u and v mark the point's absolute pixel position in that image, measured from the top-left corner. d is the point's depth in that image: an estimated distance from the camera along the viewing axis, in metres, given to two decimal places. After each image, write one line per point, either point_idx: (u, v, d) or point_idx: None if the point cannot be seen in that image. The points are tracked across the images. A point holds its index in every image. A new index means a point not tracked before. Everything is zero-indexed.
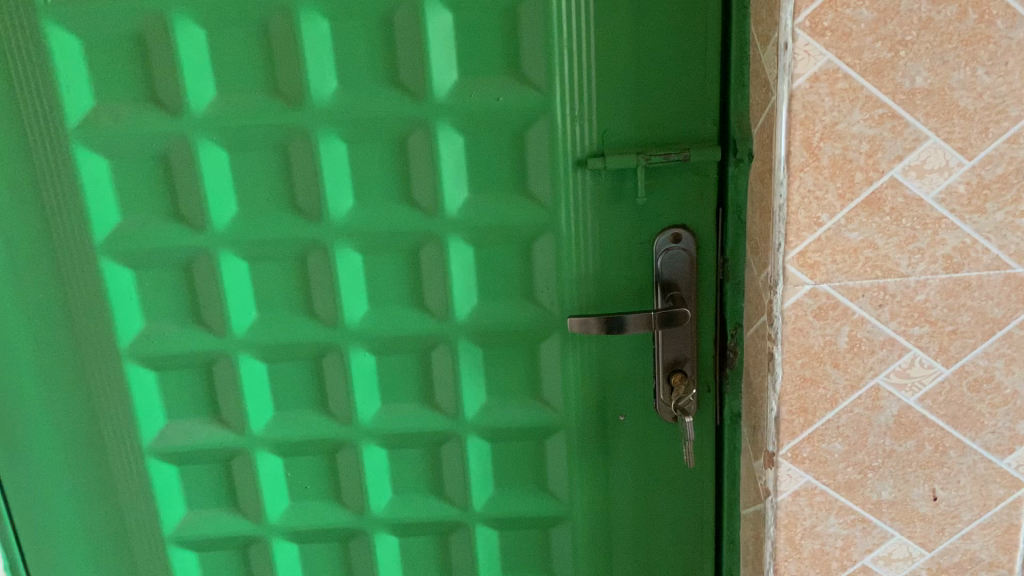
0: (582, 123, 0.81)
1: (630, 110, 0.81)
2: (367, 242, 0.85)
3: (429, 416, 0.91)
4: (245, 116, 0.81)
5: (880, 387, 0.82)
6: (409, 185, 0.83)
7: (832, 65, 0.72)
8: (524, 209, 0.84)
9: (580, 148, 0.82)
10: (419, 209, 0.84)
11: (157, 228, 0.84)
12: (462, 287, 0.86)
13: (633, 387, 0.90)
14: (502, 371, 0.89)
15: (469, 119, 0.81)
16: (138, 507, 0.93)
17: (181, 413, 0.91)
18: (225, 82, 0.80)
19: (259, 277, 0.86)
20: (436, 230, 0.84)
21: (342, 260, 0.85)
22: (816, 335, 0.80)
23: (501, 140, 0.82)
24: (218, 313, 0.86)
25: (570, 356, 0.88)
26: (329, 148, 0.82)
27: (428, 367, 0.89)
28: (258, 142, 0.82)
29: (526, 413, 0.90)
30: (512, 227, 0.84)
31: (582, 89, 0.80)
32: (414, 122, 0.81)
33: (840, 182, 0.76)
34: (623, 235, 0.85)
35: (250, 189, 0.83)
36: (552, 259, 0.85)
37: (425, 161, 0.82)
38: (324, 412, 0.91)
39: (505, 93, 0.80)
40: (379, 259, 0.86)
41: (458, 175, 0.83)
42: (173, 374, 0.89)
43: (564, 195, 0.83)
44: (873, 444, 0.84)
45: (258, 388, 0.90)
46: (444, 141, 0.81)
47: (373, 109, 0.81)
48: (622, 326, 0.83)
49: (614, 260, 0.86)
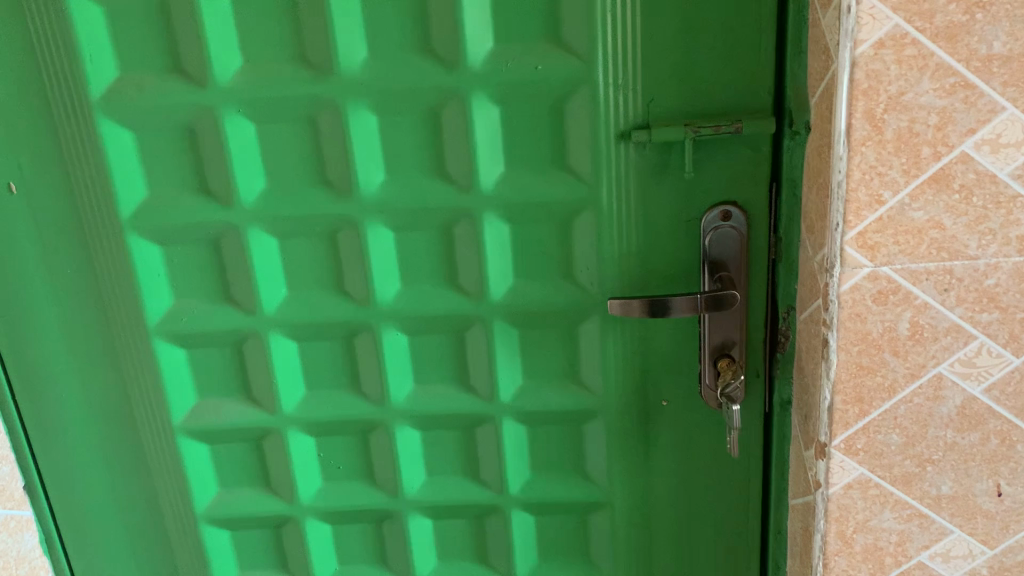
0: (626, 93, 0.76)
1: (678, 78, 0.76)
2: (399, 218, 0.81)
3: (463, 398, 0.87)
4: (272, 87, 0.77)
5: (943, 377, 0.77)
6: (443, 159, 0.79)
7: (900, 29, 0.67)
8: (564, 185, 0.79)
9: (624, 119, 0.77)
10: (454, 184, 0.80)
11: (185, 203, 0.82)
12: (497, 266, 0.82)
13: (678, 371, 0.86)
14: (540, 354, 0.86)
15: (505, 90, 0.76)
16: (170, 484, 0.92)
17: (212, 391, 0.89)
18: (252, 52, 0.77)
19: (288, 254, 0.83)
20: (471, 207, 0.80)
21: (373, 236, 0.82)
22: (874, 322, 0.75)
23: (540, 112, 0.78)
24: (247, 290, 0.84)
25: (611, 339, 0.84)
26: (360, 120, 0.78)
27: (463, 348, 0.86)
28: (286, 114, 0.78)
29: (564, 397, 0.87)
30: (551, 204, 0.80)
31: (626, 57, 0.75)
32: (447, 92, 0.77)
33: (905, 157, 0.70)
34: (668, 213, 0.80)
35: (278, 163, 0.80)
36: (592, 237, 0.81)
37: (460, 134, 0.78)
38: (357, 393, 0.88)
39: (544, 61, 0.75)
40: (412, 236, 0.82)
41: (494, 149, 0.79)
42: (203, 352, 0.87)
43: (607, 169, 0.78)
44: (933, 436, 0.79)
45: (290, 366, 0.87)
46: (479, 112, 0.77)
47: (406, 79, 0.76)
48: (667, 310, 0.78)
49: (658, 239, 0.81)
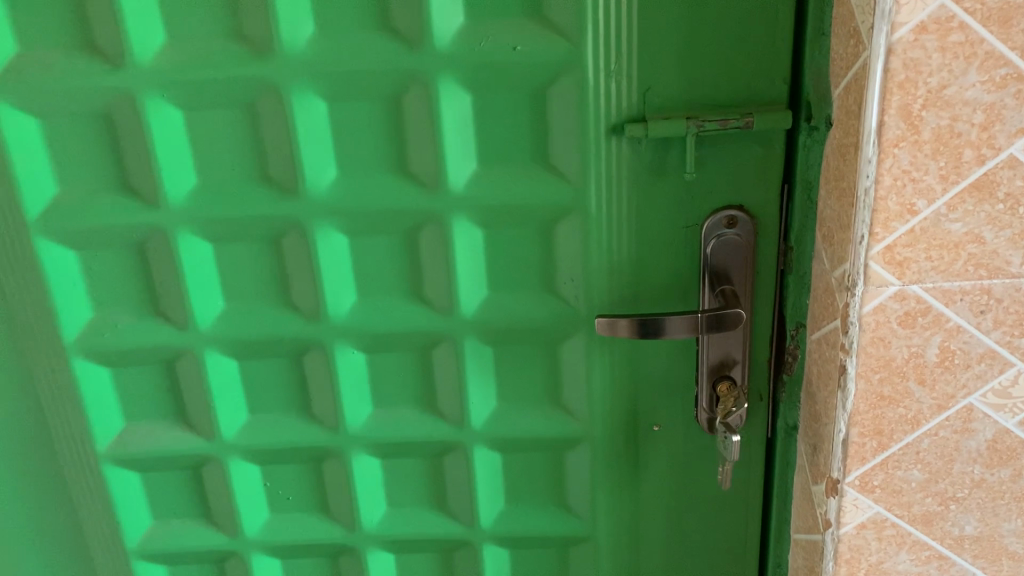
0: (620, 80, 0.65)
1: (681, 63, 0.65)
2: (354, 221, 0.70)
3: (429, 424, 0.77)
4: (202, 68, 0.65)
5: (973, 409, 0.68)
6: (405, 154, 0.68)
7: (946, 11, 0.56)
8: (546, 185, 0.69)
9: (616, 110, 0.66)
10: (419, 183, 0.69)
11: (104, 202, 0.70)
12: (469, 276, 0.72)
13: (671, 395, 0.76)
14: (516, 375, 0.75)
15: (478, 74, 0.65)
16: (96, 516, 0.81)
17: (141, 413, 0.78)
18: (178, 26, 0.65)
19: (226, 261, 0.72)
20: (438, 209, 0.69)
21: (324, 242, 0.70)
22: (899, 347, 0.66)
23: (518, 100, 0.66)
24: (178, 303, 0.73)
25: (598, 360, 0.74)
26: (306, 107, 0.66)
27: (429, 368, 0.75)
28: (219, 99, 0.66)
29: (544, 423, 0.77)
30: (530, 207, 0.69)
31: (621, 37, 0.64)
32: (409, 76, 0.65)
33: (943, 161, 0.60)
34: (664, 219, 0.70)
35: (212, 157, 0.69)
36: (578, 245, 0.70)
37: (426, 126, 0.67)
38: (308, 418, 0.77)
39: (524, 41, 0.64)
40: (369, 241, 0.71)
41: (465, 143, 0.67)
42: (130, 371, 0.76)
43: (596, 168, 0.68)
44: (959, 472, 0.70)
45: (229, 386, 0.76)
46: (446, 100, 0.66)
47: (361, 61, 0.65)
48: (661, 329, 0.68)
49: (653, 247, 0.71)
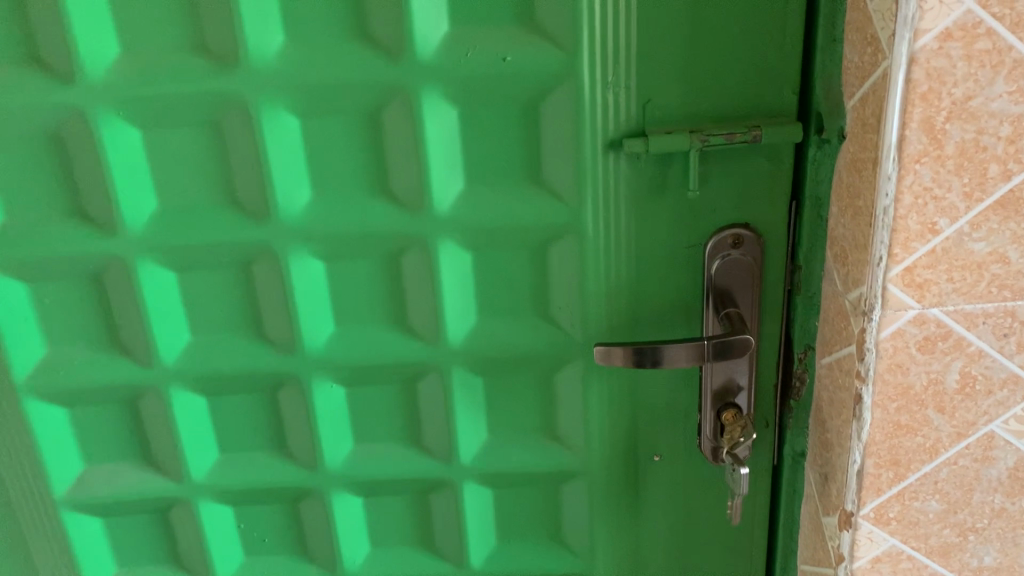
0: (618, 91, 0.60)
1: (683, 73, 0.60)
2: (331, 246, 0.65)
3: (415, 459, 0.72)
4: (160, 83, 0.59)
5: (994, 436, 0.64)
6: (386, 173, 0.63)
7: (972, 17, 0.52)
8: (539, 205, 0.64)
9: (614, 124, 0.61)
10: (401, 205, 0.63)
11: (55, 230, 0.64)
12: (456, 303, 0.67)
13: (673, 424, 0.72)
14: (508, 406, 0.70)
15: (465, 87, 0.60)
16: (54, 566, 0.75)
17: (103, 454, 0.72)
18: (133, 37, 0.59)
19: (192, 291, 0.66)
20: (422, 232, 0.64)
21: (299, 270, 0.65)
22: (918, 373, 0.62)
23: (508, 115, 0.61)
24: (140, 337, 0.67)
25: (595, 389, 0.69)
26: (277, 124, 0.61)
27: (414, 401, 0.70)
28: (181, 117, 0.61)
29: (537, 457, 0.72)
30: (522, 229, 0.64)
31: (620, 46, 0.59)
32: (390, 90, 0.60)
33: (967, 177, 0.56)
34: (666, 239, 0.65)
35: (174, 179, 0.63)
36: (573, 269, 0.65)
37: (408, 143, 0.61)
38: (284, 456, 0.72)
39: (515, 51, 0.59)
40: (348, 267, 0.66)
41: (450, 161, 0.62)
42: (90, 410, 0.70)
43: (593, 187, 0.63)
44: (978, 501, 0.66)
45: (197, 424, 0.71)
46: (430, 115, 0.61)
47: (335, 73, 0.59)
48: (659, 357, 0.63)
49: (653, 269, 0.66)
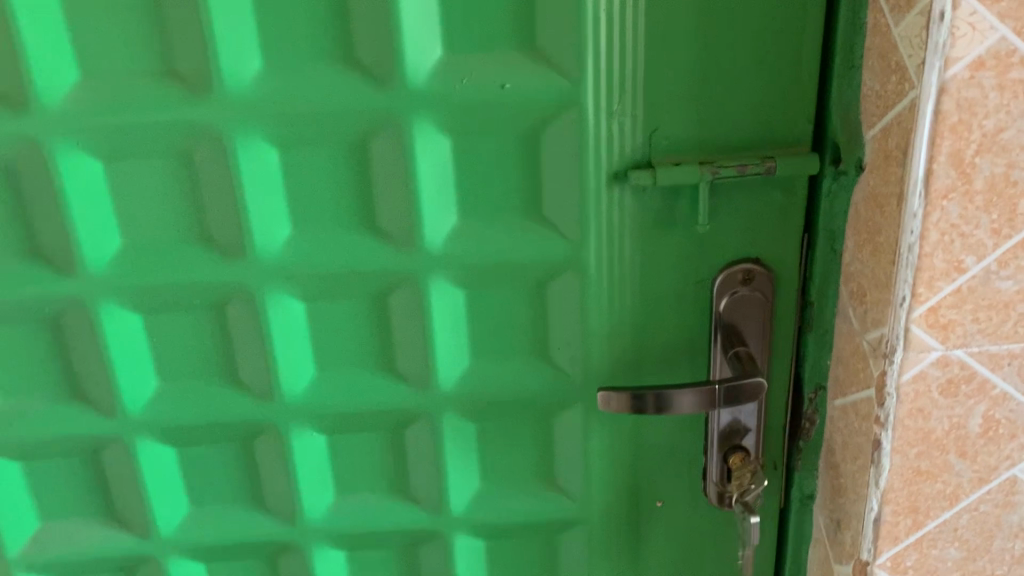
0: (623, 120, 0.56)
1: (693, 101, 0.56)
2: (312, 286, 0.60)
3: (402, 510, 0.67)
4: (126, 111, 0.54)
5: (1017, 481, 0.60)
6: (372, 207, 0.58)
7: (1006, 44, 0.48)
8: (537, 241, 0.59)
9: (619, 154, 0.57)
10: (389, 241, 0.58)
11: (6, 270, 0.58)
12: (447, 346, 0.62)
13: (676, 469, 0.67)
14: (502, 452, 0.66)
15: (459, 116, 0.55)
16: None
17: (63, 509, 0.66)
18: (96, 62, 0.54)
19: (159, 335, 0.61)
20: (411, 270, 0.59)
21: (277, 312, 0.60)
22: (939, 418, 0.58)
23: (505, 145, 0.57)
24: (103, 385, 0.61)
25: (595, 434, 0.65)
26: (254, 156, 0.56)
27: (401, 448, 0.65)
28: (147, 147, 0.56)
29: (533, 505, 0.67)
30: (518, 266, 0.60)
31: (626, 72, 0.55)
32: (377, 119, 0.55)
33: (996, 213, 0.52)
34: (672, 275, 0.61)
35: (139, 215, 0.58)
36: (573, 308, 0.61)
37: (396, 175, 0.57)
38: (260, 508, 0.67)
39: (513, 78, 0.54)
40: (331, 308, 0.61)
41: (443, 195, 0.58)
42: (47, 463, 0.65)
43: (595, 221, 0.58)
44: (998, 549, 0.62)
45: (165, 476, 0.65)
46: (422, 145, 0.56)
47: (318, 100, 0.54)
48: (664, 400, 0.59)
49: (658, 307, 0.62)
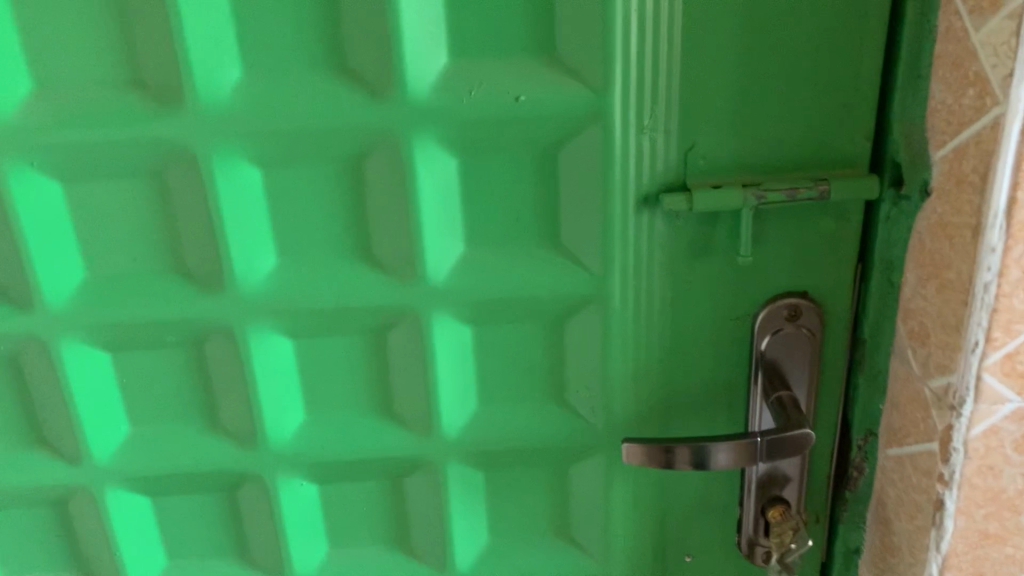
0: (655, 137, 0.49)
1: (734, 114, 0.49)
2: (300, 323, 0.53)
3: (401, 566, 0.61)
4: (85, 127, 0.48)
5: None
6: (367, 234, 0.51)
7: None
8: (554, 272, 0.52)
9: (649, 175, 0.50)
10: (385, 272, 0.52)
11: None
12: (452, 389, 0.55)
13: (706, 521, 0.60)
14: (513, 503, 0.59)
15: (466, 133, 0.48)
16: None
17: (27, 564, 0.60)
18: (53, 73, 0.47)
19: (130, 376, 0.54)
20: (411, 305, 0.52)
21: (260, 351, 0.53)
22: (1013, 476, 0.50)
23: (518, 165, 0.50)
24: (66, 430, 0.55)
25: (617, 484, 0.58)
26: (233, 178, 0.49)
27: (401, 498, 0.59)
28: (112, 168, 0.49)
29: (546, 561, 0.61)
30: (533, 301, 0.53)
31: (659, 82, 0.48)
32: (372, 136, 0.48)
33: None
34: (708, 309, 0.54)
35: (106, 244, 0.51)
36: (595, 346, 0.54)
37: (394, 199, 0.50)
38: (245, 564, 0.60)
39: (530, 89, 0.47)
40: (321, 346, 0.54)
41: (449, 222, 0.51)
42: (8, 514, 0.58)
43: (621, 250, 0.51)
44: None
45: (138, 529, 0.59)
46: (424, 165, 0.49)
47: (304, 115, 0.47)
48: (695, 450, 0.52)
49: (691, 344, 0.55)
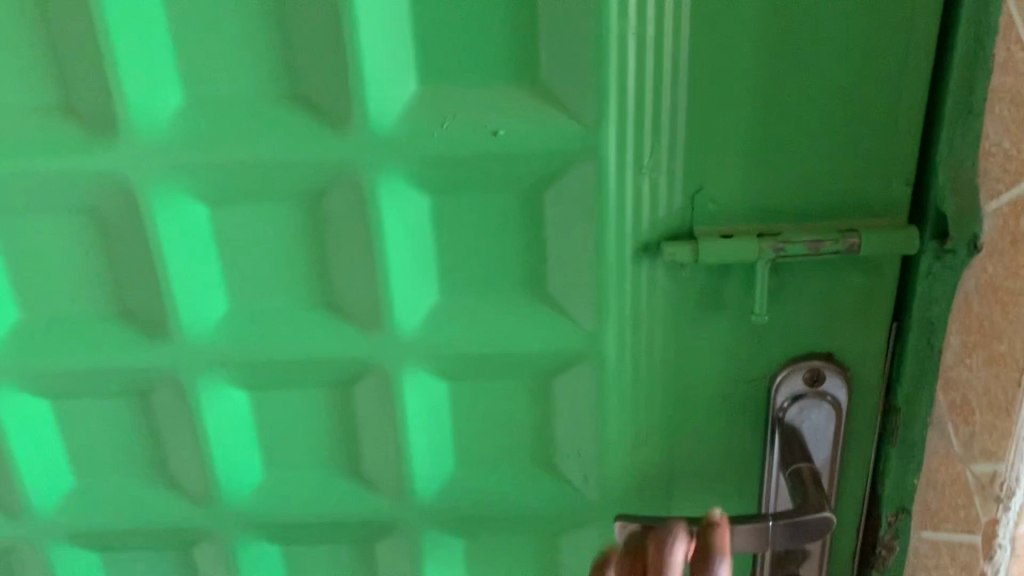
0: (656, 178, 0.42)
1: (749, 157, 0.42)
2: (255, 375, 0.48)
3: None
4: (8, 158, 0.42)
5: None
6: (328, 280, 0.45)
7: None
8: (539, 327, 0.46)
9: (649, 221, 0.43)
10: (349, 321, 0.46)
11: None
12: (425, 452, 0.49)
13: None
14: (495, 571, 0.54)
15: (437, 170, 0.42)
16: None
17: None
18: None
19: (73, 425, 0.50)
20: (378, 359, 0.46)
21: (210, 405, 0.48)
22: None
23: (499, 207, 0.44)
24: (6, 481, 0.50)
25: None
26: (175, 217, 0.44)
27: (372, 561, 0.54)
28: (42, 203, 0.44)
29: None
30: (515, 358, 0.47)
31: (660, 116, 0.41)
32: (330, 172, 0.42)
33: None
34: (717, 371, 0.47)
35: (43, 284, 0.46)
36: (586, 411, 0.48)
37: (357, 243, 0.44)
38: None
39: (510, 122, 0.41)
40: (280, 399, 0.49)
41: (420, 269, 0.45)
42: None
43: (616, 306, 0.45)
44: None
45: None
46: (390, 206, 0.43)
47: (252, 149, 0.42)
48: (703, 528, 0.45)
49: (698, 409, 0.48)
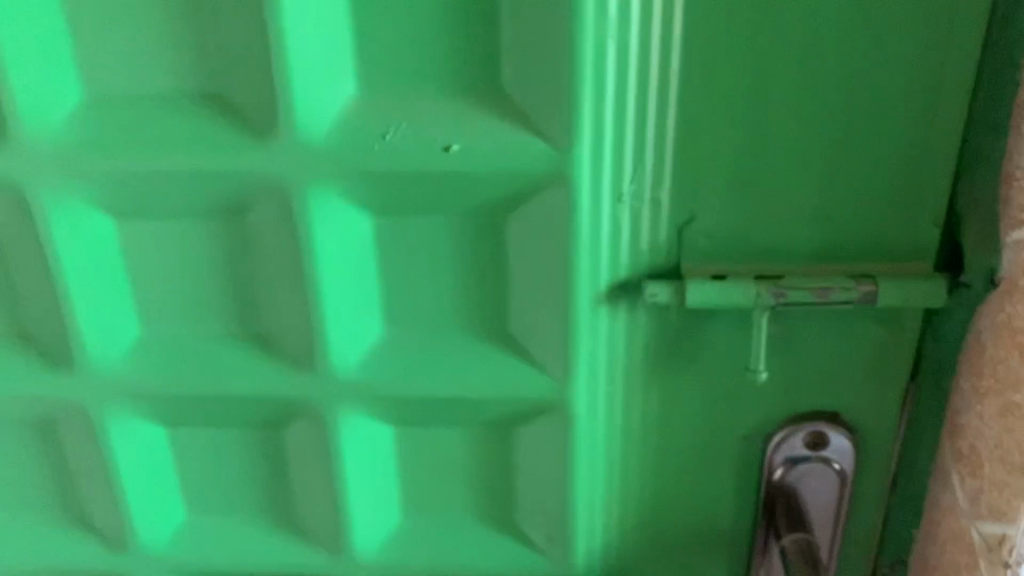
0: (639, 204, 0.36)
1: (744, 181, 0.36)
2: (175, 411, 0.42)
3: None
4: None
5: None
6: (257, 310, 0.40)
7: None
8: (498, 374, 0.40)
9: (627, 253, 0.37)
10: (279, 358, 0.40)
11: None
12: (367, 503, 0.43)
13: None
14: None
15: (379, 193, 0.36)
16: None
17: None
18: None
19: None
20: (311, 402, 0.41)
21: (124, 443, 0.42)
22: None
23: (453, 235, 0.38)
24: None
25: None
26: (75, 235, 0.37)
27: None
28: None
29: None
30: (469, 405, 0.41)
31: (643, 136, 0.35)
32: (253, 192, 0.36)
33: None
34: (702, 419, 0.42)
35: None
36: (551, 469, 0.41)
37: (286, 274, 0.38)
38: None
39: (465, 139, 0.34)
40: (205, 436, 0.43)
41: (361, 303, 0.39)
42: None
43: (587, 354, 0.38)
44: None
45: None
46: (324, 234, 0.36)
47: (159, 163, 0.35)
48: None
49: (679, 460, 0.43)
